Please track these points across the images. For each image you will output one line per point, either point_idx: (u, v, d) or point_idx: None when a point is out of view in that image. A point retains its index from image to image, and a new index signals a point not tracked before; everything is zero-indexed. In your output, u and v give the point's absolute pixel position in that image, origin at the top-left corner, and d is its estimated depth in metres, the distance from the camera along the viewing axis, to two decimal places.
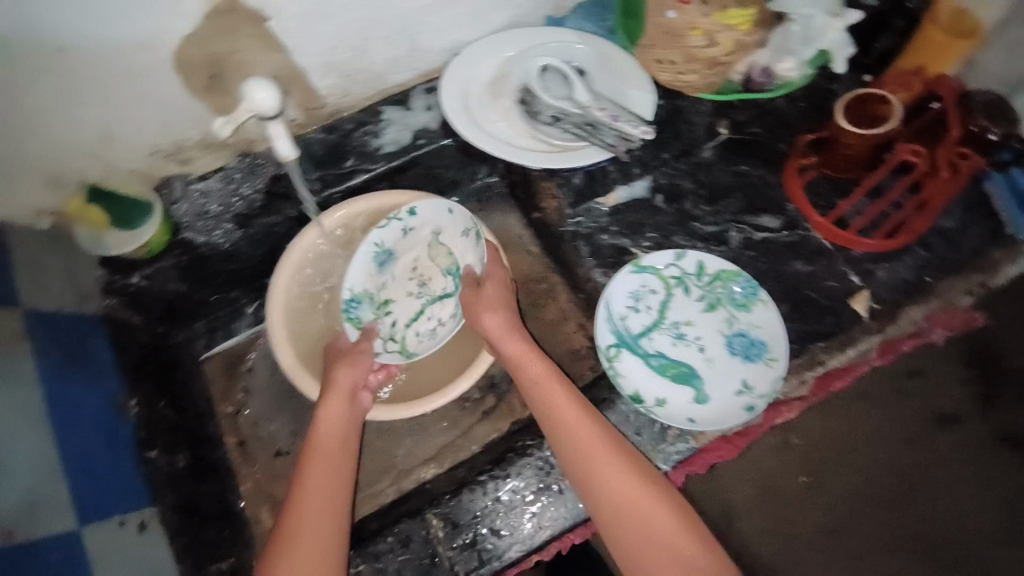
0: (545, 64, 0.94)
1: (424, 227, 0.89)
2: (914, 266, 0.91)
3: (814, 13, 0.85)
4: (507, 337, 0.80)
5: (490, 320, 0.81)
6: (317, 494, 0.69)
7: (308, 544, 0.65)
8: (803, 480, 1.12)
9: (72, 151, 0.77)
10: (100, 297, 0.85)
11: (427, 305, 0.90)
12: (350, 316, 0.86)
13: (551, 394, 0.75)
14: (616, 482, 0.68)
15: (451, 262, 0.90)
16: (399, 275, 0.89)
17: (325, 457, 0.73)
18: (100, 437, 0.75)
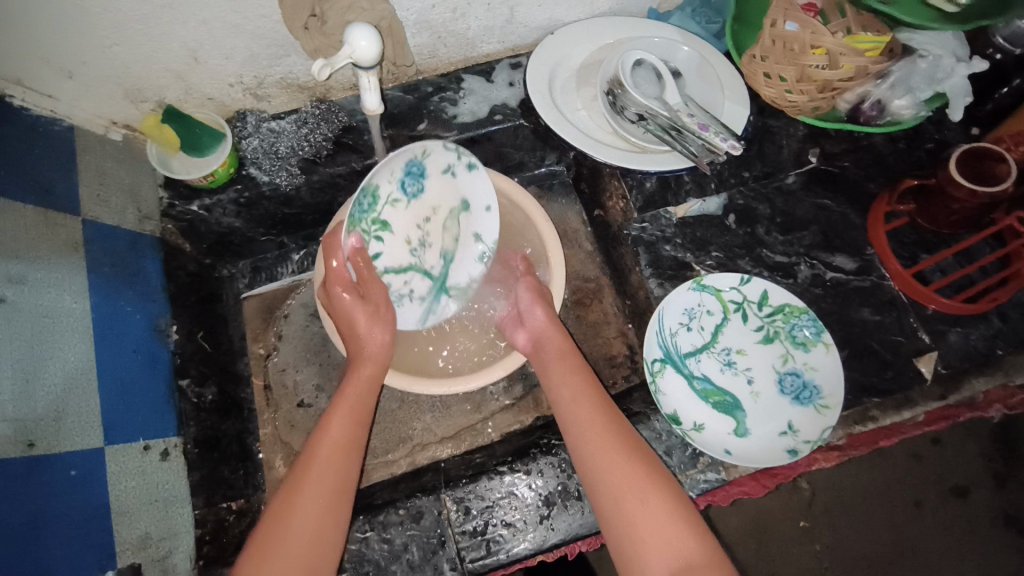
0: (640, 58, 0.89)
1: (462, 188, 0.79)
2: (987, 336, 0.85)
3: (944, 54, 0.77)
4: (553, 333, 0.80)
5: (539, 315, 0.81)
6: (337, 442, 0.68)
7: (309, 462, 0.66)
8: (802, 523, 1.15)
9: (156, 69, 0.78)
10: (159, 219, 0.86)
11: (412, 267, 0.80)
12: (351, 209, 0.70)
13: (576, 392, 0.73)
14: (622, 485, 0.64)
15: (452, 249, 0.83)
16: (411, 213, 0.77)
17: (352, 406, 0.72)
18: (139, 358, 0.76)
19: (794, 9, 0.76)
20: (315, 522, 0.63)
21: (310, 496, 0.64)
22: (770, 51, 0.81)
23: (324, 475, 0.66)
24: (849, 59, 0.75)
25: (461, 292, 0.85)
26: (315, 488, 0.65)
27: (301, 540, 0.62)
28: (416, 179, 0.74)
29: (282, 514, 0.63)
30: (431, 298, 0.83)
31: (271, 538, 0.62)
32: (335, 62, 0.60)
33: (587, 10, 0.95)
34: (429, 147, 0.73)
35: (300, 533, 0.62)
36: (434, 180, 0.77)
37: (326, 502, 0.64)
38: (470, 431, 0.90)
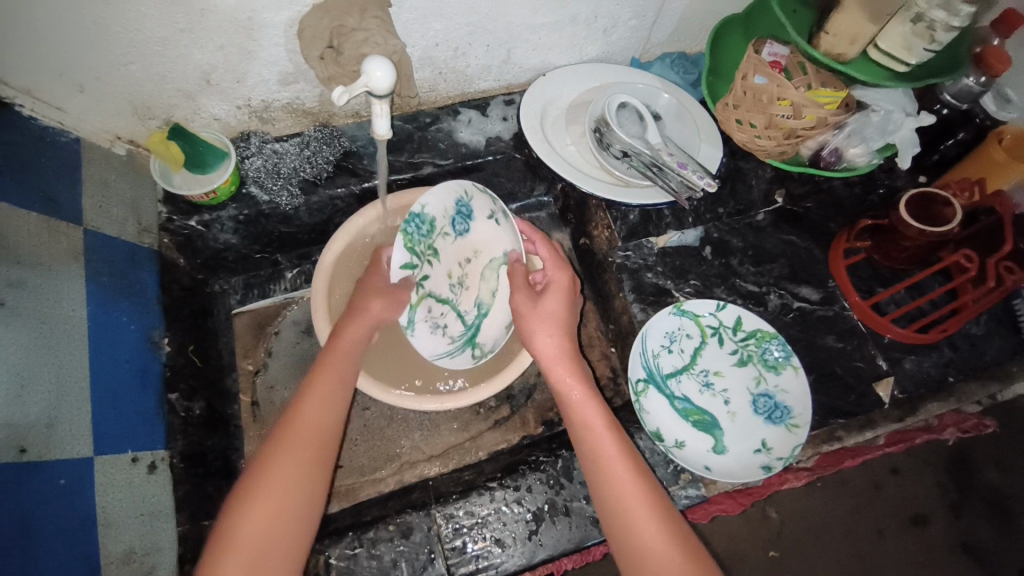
0: (625, 102, 0.97)
1: (505, 240, 0.84)
2: (939, 363, 0.92)
3: (894, 109, 0.87)
4: (559, 366, 0.75)
5: (548, 343, 0.76)
6: (318, 408, 0.69)
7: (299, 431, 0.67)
8: (771, 553, 1.18)
9: (167, 89, 0.81)
10: (157, 232, 0.87)
11: (449, 303, 0.84)
12: (409, 230, 0.77)
13: (591, 428, 0.71)
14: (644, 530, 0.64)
15: (489, 301, 0.86)
16: (458, 251, 0.84)
17: (333, 376, 0.73)
18: (133, 368, 0.76)
19: (762, 64, 0.85)
20: (287, 493, 0.63)
21: (300, 446, 0.66)
22: (742, 100, 0.90)
23: (304, 441, 0.67)
24: (812, 110, 0.84)
25: (485, 354, 0.86)
26: (293, 454, 0.65)
27: (274, 510, 0.62)
28: (464, 221, 0.82)
29: (258, 477, 0.63)
30: (459, 343, 0.85)
31: (247, 500, 0.62)
32: (354, 89, 0.65)
33: (576, 56, 1.03)
34: (473, 189, 0.82)
35: (274, 498, 0.62)
36: (480, 225, 0.84)
37: (314, 453, 0.67)
38: (458, 449, 0.92)
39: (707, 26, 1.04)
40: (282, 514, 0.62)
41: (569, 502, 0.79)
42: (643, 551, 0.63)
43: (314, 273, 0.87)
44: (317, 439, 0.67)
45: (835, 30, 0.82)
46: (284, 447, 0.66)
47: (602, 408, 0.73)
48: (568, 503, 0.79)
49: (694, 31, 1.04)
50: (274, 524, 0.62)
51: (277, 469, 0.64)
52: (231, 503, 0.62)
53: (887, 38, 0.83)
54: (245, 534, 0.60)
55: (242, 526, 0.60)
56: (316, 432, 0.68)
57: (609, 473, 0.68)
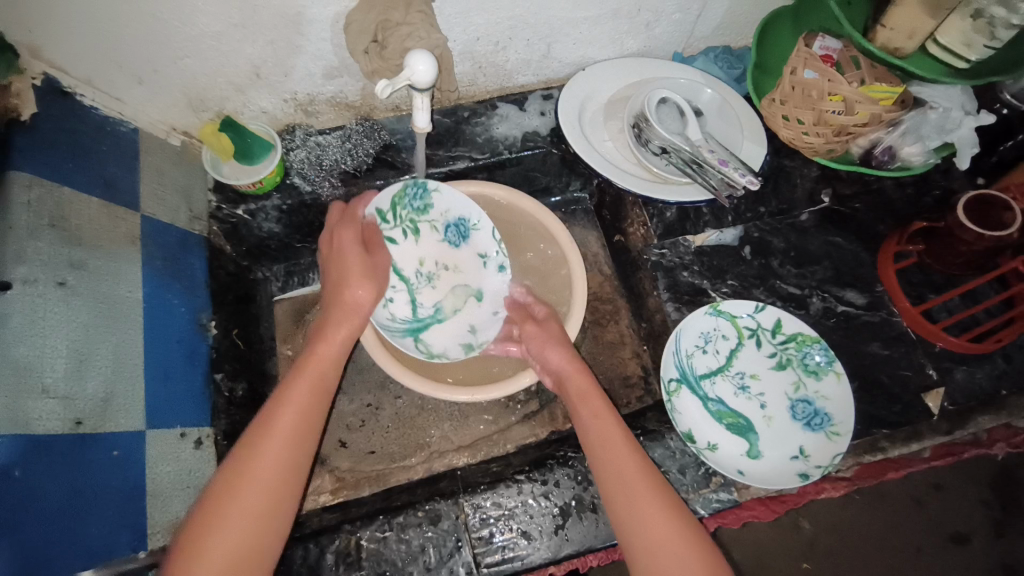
0: (667, 97, 0.95)
1: (489, 279, 0.91)
2: (992, 375, 0.88)
3: (952, 107, 0.82)
4: (571, 371, 0.80)
5: (553, 357, 0.81)
6: (291, 418, 0.66)
7: (269, 449, 0.63)
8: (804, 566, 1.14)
9: (219, 82, 0.84)
10: (207, 220, 0.91)
11: (409, 288, 0.89)
12: (405, 191, 0.87)
13: (602, 419, 0.75)
14: (653, 521, 0.66)
15: (447, 313, 0.90)
16: (439, 251, 0.91)
17: (306, 391, 0.68)
18: (182, 349, 0.79)
19: (812, 58, 0.81)
20: (256, 510, 0.61)
21: (269, 464, 0.63)
22: (790, 96, 0.87)
23: (275, 455, 0.63)
24: (864, 107, 0.80)
25: (427, 354, 0.87)
26: (261, 471, 0.62)
27: (244, 528, 0.60)
28: (455, 235, 0.90)
29: (224, 491, 0.61)
30: (401, 326, 0.88)
31: (215, 516, 0.59)
32: (396, 83, 0.66)
33: (617, 50, 1.01)
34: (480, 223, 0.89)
35: (244, 515, 0.60)
36: (468, 249, 0.91)
37: (284, 471, 0.63)
38: (487, 441, 0.93)
39: (753, 20, 1.01)
40: (253, 531, 0.60)
41: (597, 499, 0.78)
42: (645, 541, 0.66)
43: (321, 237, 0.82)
44: (287, 454, 0.64)
45: (892, 23, 0.77)
46: (254, 461, 0.62)
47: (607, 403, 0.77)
48: (596, 500, 0.78)
49: (739, 25, 1.01)
50: (242, 539, 0.60)
51: (248, 486, 0.61)
52: (197, 519, 0.60)
53: (948, 33, 0.78)
54: (226, 529, 0.59)
55: (208, 544, 0.58)
56: (285, 446, 0.64)
57: (616, 465, 0.71)
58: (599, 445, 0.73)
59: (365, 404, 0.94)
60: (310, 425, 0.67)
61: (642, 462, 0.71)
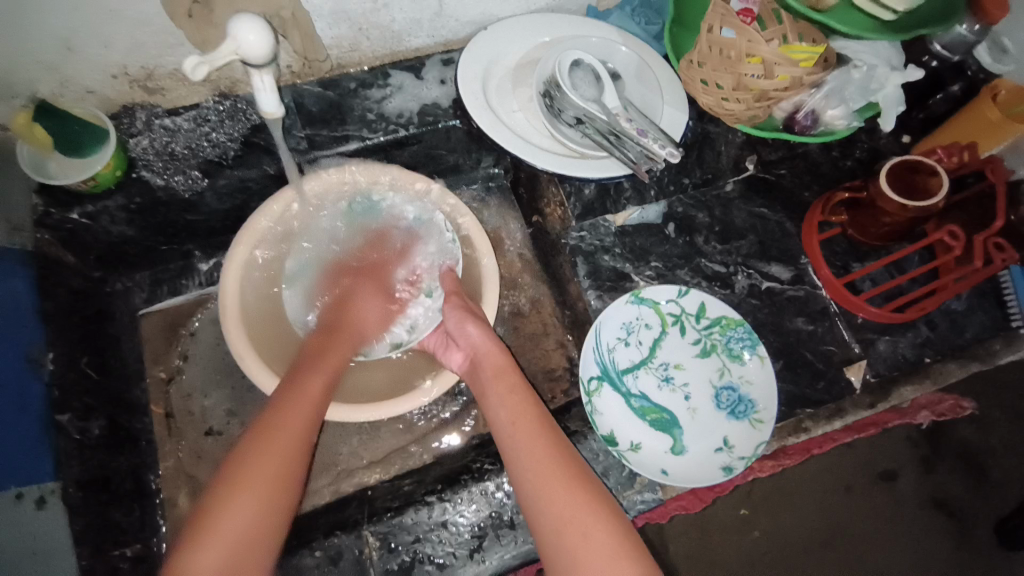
0: (579, 59, 0.85)
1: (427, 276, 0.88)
2: (915, 344, 0.86)
3: (878, 64, 0.77)
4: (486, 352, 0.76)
5: (472, 334, 0.77)
6: (306, 404, 0.65)
7: (279, 443, 0.61)
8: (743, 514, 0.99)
9: (21, 60, 0.67)
10: (32, 229, 0.74)
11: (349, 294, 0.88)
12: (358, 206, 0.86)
13: (510, 396, 0.72)
14: (558, 500, 0.62)
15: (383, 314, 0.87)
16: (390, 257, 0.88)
17: (314, 393, 0.67)
18: (8, 395, 0.66)
19: (729, 15, 0.73)
20: (267, 488, 0.58)
21: (274, 457, 0.60)
22: (707, 57, 0.78)
23: (293, 432, 0.62)
24: (785, 69, 0.73)
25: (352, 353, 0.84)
26: (275, 448, 0.60)
27: (253, 503, 0.57)
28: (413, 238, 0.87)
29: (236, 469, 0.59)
30: None
31: (220, 504, 0.56)
32: (213, 60, 0.53)
33: (522, 5, 0.89)
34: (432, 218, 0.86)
35: (256, 492, 0.57)
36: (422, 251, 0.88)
37: (286, 465, 0.60)
38: (401, 454, 0.85)
39: None
40: (264, 509, 0.57)
41: (515, 515, 0.73)
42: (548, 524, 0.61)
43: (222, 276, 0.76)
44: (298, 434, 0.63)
45: None
46: (269, 439, 0.61)
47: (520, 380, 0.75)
48: (514, 516, 0.73)
49: None
50: (244, 531, 0.55)
51: (260, 461, 0.59)
52: (208, 500, 0.57)
53: None
54: (223, 527, 0.54)
55: (219, 524, 0.54)
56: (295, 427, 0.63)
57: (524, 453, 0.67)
58: (509, 426, 0.69)
59: None
60: (316, 422, 0.66)
61: (550, 439, 0.67)
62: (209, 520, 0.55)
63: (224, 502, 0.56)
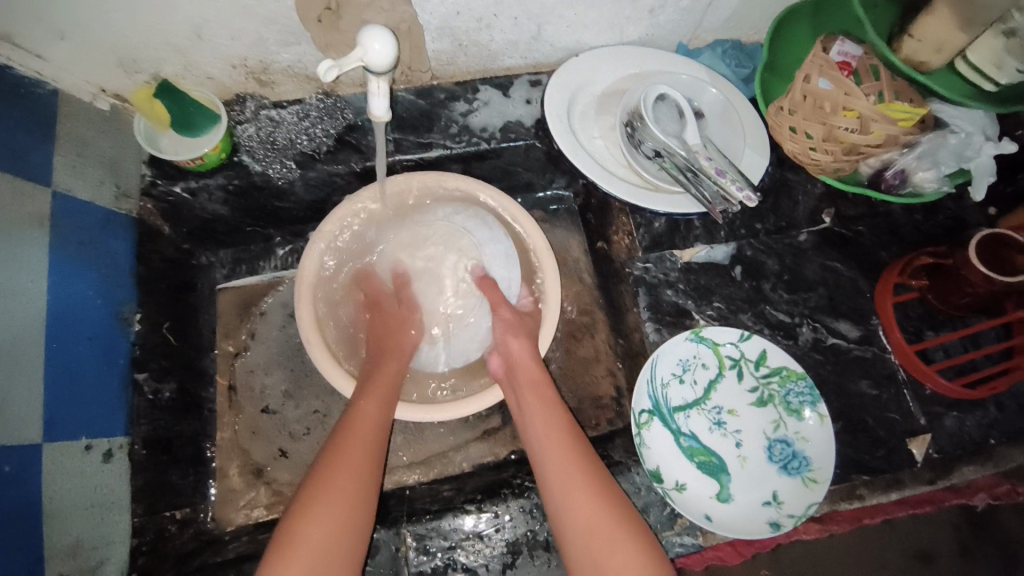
0: (665, 94, 0.86)
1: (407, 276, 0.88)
2: (982, 423, 0.82)
3: (974, 131, 0.74)
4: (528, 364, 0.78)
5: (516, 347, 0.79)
6: (367, 426, 0.69)
7: (349, 460, 0.65)
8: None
9: (157, 42, 0.73)
10: (138, 197, 0.80)
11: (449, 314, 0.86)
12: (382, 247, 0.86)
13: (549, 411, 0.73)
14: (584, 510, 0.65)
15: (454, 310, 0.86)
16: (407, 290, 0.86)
17: (377, 407, 0.71)
18: (95, 348, 0.71)
19: (828, 66, 0.73)
20: (343, 506, 0.62)
21: (343, 476, 0.64)
22: (799, 105, 0.78)
23: (358, 450, 0.67)
24: (881, 126, 0.72)
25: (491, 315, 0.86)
26: (337, 489, 0.63)
27: (330, 523, 0.61)
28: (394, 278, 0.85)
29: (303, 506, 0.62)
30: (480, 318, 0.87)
31: (300, 523, 0.61)
32: (343, 64, 0.56)
33: (616, 37, 0.91)
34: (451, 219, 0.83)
35: (323, 531, 0.60)
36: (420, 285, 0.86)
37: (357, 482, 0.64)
38: (441, 459, 0.86)
39: (771, 13, 0.91)
40: (334, 550, 0.60)
41: (551, 537, 0.73)
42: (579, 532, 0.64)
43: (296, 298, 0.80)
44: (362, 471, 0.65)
45: (919, 33, 0.69)
46: (332, 471, 0.64)
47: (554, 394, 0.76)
48: (550, 538, 0.73)
49: (754, 18, 0.91)
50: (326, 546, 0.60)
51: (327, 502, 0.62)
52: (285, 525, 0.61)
53: (978, 49, 0.69)
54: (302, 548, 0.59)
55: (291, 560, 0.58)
56: (357, 467, 0.65)
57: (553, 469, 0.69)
58: (541, 440, 0.71)
59: (311, 410, 0.89)
60: (381, 441, 0.69)
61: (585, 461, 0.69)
62: (289, 539, 0.60)
63: (296, 533, 0.60)
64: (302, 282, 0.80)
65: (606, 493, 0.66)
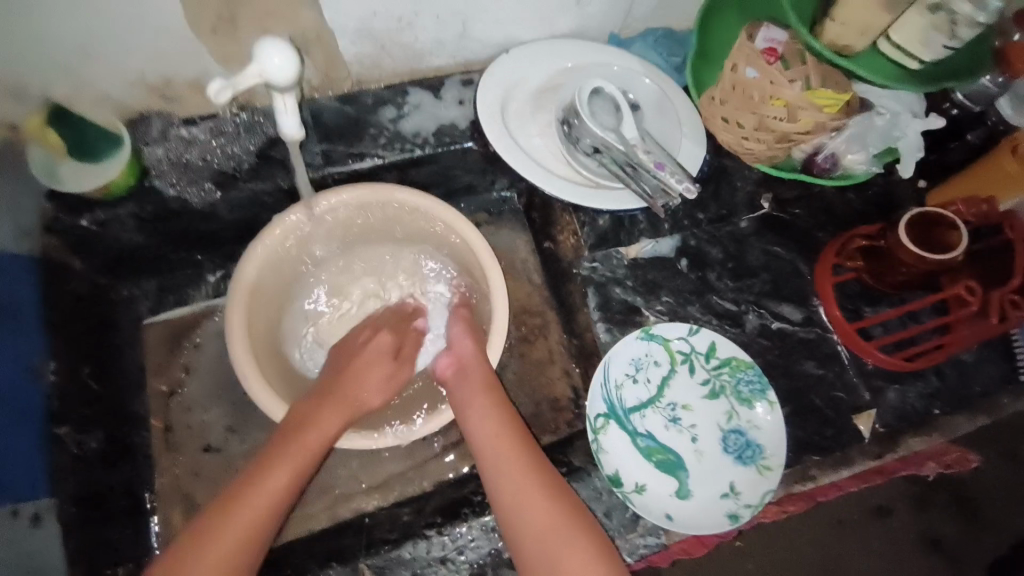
0: (600, 87, 0.83)
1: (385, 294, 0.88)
2: (923, 394, 0.85)
3: (900, 111, 0.76)
4: (476, 367, 0.76)
5: (466, 346, 0.78)
6: (362, 379, 0.75)
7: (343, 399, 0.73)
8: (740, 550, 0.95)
9: (38, 63, 0.65)
10: (39, 234, 0.73)
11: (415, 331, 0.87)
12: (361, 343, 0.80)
13: (494, 412, 0.72)
14: (527, 500, 0.65)
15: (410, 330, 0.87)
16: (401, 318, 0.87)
17: (367, 376, 0.76)
18: (5, 409, 0.65)
19: (755, 55, 0.73)
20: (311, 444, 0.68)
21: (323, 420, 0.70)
22: (730, 96, 0.78)
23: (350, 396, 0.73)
24: (808, 113, 0.73)
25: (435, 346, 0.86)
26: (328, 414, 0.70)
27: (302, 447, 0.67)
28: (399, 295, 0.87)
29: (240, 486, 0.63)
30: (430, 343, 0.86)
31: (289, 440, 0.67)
32: (237, 83, 0.54)
33: (546, 30, 0.88)
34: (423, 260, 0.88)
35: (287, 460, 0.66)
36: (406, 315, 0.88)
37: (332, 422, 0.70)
38: (400, 480, 0.83)
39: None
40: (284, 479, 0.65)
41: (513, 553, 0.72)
42: (533, 535, 0.63)
43: (226, 335, 0.73)
44: (284, 485, 0.64)
45: (841, 17, 0.69)
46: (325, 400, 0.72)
47: (502, 396, 0.74)
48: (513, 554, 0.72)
49: (684, 5, 0.90)
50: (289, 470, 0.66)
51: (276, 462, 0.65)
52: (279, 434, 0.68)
53: (902, 29, 0.70)
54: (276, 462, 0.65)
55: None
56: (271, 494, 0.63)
57: (506, 469, 0.67)
58: (492, 443, 0.70)
59: (257, 444, 0.85)
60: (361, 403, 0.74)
61: (532, 457, 0.68)
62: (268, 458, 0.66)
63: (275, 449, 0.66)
64: (235, 310, 0.74)
65: (557, 490, 0.66)
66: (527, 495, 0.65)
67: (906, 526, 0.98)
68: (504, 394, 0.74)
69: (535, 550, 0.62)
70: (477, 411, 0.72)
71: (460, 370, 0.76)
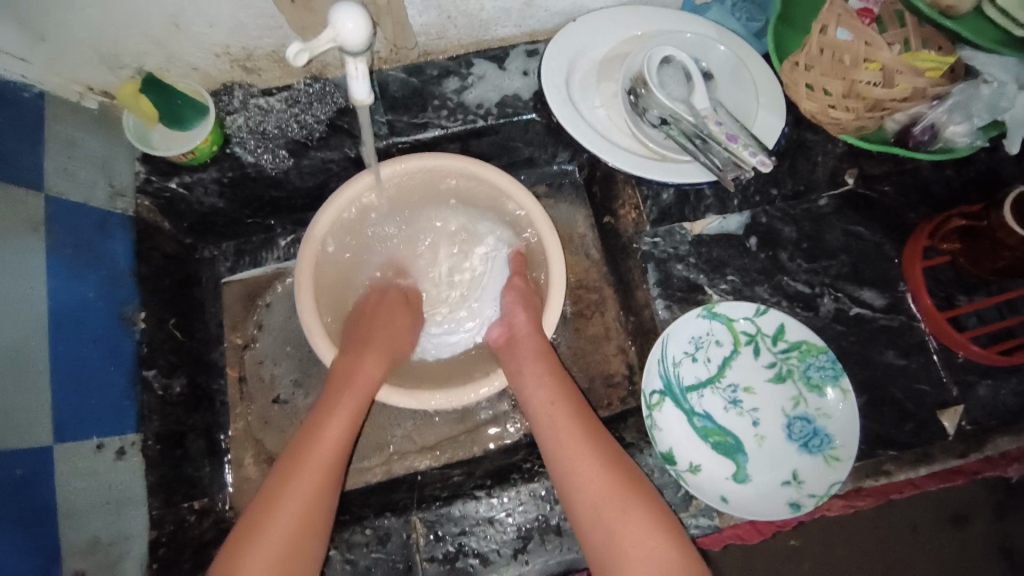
0: (670, 55, 0.80)
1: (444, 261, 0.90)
2: (1018, 393, 0.77)
3: (1010, 80, 0.67)
4: (531, 337, 0.76)
5: (520, 319, 0.78)
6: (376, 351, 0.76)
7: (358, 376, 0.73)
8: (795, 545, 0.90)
9: (134, 35, 0.70)
10: (134, 194, 0.80)
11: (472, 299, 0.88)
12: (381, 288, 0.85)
13: (547, 379, 0.72)
14: (581, 469, 0.65)
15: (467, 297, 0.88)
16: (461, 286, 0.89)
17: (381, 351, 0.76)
18: (100, 349, 0.72)
19: (848, 15, 0.67)
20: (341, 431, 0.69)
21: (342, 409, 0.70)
22: (816, 61, 0.71)
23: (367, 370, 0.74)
24: (906, 78, 0.67)
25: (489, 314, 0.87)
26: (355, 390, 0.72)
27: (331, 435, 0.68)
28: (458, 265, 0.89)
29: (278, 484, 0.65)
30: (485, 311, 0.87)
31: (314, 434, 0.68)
32: (315, 47, 0.54)
33: None
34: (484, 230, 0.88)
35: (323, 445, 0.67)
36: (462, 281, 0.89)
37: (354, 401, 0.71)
38: (452, 443, 0.85)
39: None
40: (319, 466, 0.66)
41: (562, 521, 0.72)
42: (587, 503, 0.63)
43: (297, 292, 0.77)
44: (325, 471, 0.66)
45: None
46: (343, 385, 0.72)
47: (553, 363, 0.74)
48: (561, 522, 0.72)
49: None
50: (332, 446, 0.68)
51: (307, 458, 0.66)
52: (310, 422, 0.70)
53: None
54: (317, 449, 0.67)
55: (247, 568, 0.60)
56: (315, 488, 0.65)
57: (560, 437, 0.67)
58: (546, 408, 0.70)
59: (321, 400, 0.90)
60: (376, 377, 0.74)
61: (584, 426, 0.68)
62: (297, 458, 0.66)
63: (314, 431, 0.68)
64: (303, 271, 0.77)
65: (613, 462, 0.65)
66: (580, 463, 0.65)
67: (986, 535, 0.90)
68: (559, 363, 0.74)
69: (591, 516, 0.63)
70: (526, 377, 0.73)
71: (513, 341, 0.77)
